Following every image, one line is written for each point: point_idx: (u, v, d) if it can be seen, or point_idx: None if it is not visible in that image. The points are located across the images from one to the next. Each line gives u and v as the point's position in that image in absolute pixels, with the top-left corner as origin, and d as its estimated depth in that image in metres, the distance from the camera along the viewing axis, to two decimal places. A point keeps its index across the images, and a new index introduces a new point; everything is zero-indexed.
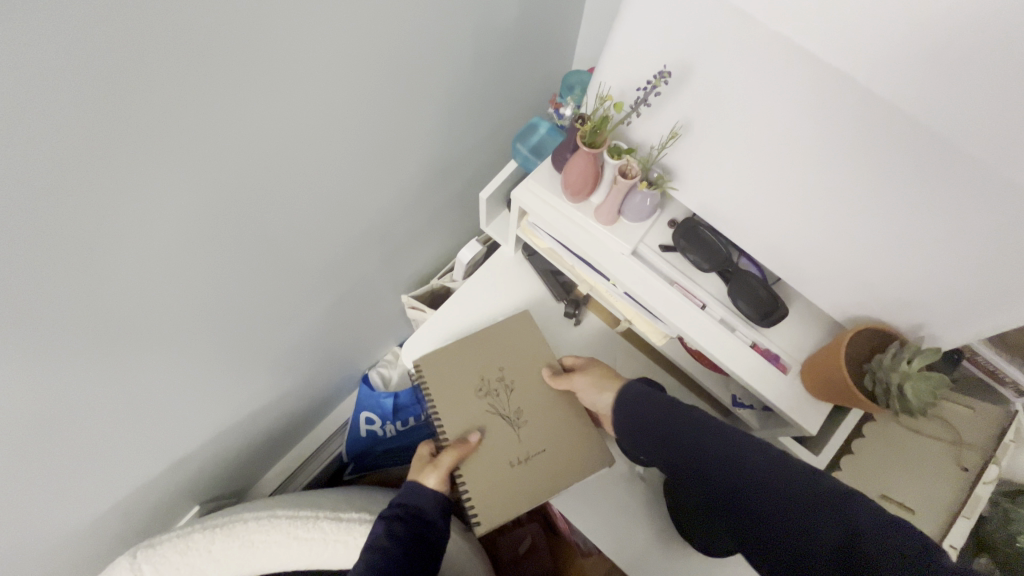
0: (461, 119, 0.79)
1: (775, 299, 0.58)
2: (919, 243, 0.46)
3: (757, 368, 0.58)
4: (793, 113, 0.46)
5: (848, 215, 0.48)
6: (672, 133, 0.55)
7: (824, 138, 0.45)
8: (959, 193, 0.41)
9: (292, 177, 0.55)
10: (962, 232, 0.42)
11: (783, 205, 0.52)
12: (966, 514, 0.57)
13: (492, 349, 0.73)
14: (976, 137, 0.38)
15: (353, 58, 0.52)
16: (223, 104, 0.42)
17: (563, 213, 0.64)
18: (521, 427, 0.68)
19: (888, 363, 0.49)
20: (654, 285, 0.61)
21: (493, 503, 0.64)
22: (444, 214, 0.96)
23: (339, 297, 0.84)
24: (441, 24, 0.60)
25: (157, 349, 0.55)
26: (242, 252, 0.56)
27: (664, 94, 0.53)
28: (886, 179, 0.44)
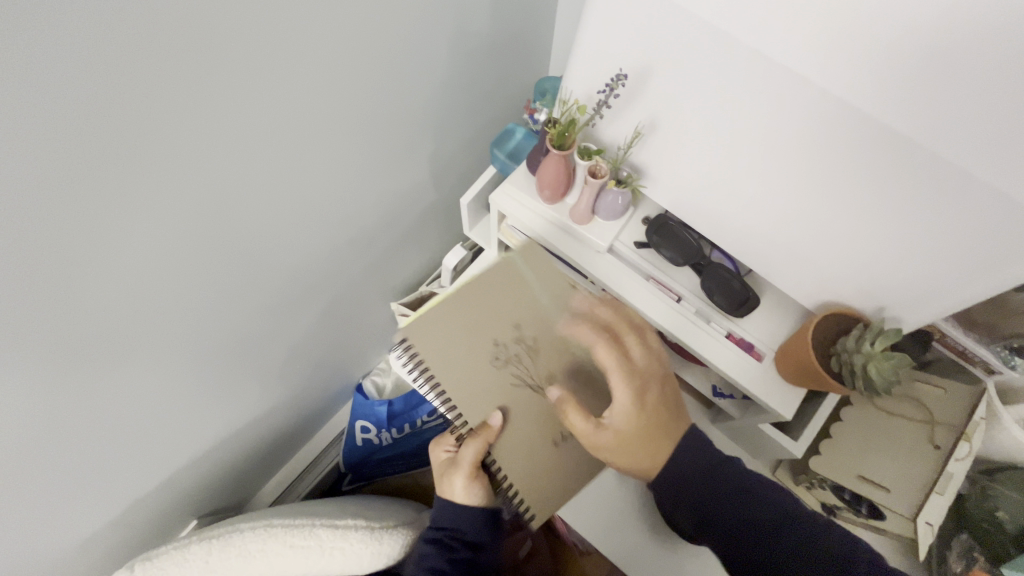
0: (439, 127, 0.80)
1: (748, 289, 0.59)
2: (875, 233, 0.47)
3: (730, 358, 0.60)
4: (773, 124, 0.46)
5: (809, 209, 0.50)
6: (636, 133, 0.57)
7: (805, 146, 0.46)
8: (910, 184, 0.42)
9: (274, 194, 0.57)
10: (944, 231, 0.43)
11: (769, 206, 0.53)
12: (939, 491, 0.60)
13: (501, 305, 0.54)
14: (962, 150, 0.38)
15: (328, 78, 0.54)
16: (203, 131, 0.44)
17: (540, 215, 0.65)
18: (562, 394, 0.54)
19: (852, 346, 0.50)
20: (631, 280, 0.63)
21: (542, 495, 0.54)
22: (429, 218, 0.98)
23: (328, 305, 0.87)
24: (414, 38, 0.61)
25: (151, 361, 0.58)
26: (227, 268, 0.59)
27: (625, 96, 0.55)
28: (841, 172, 0.45)
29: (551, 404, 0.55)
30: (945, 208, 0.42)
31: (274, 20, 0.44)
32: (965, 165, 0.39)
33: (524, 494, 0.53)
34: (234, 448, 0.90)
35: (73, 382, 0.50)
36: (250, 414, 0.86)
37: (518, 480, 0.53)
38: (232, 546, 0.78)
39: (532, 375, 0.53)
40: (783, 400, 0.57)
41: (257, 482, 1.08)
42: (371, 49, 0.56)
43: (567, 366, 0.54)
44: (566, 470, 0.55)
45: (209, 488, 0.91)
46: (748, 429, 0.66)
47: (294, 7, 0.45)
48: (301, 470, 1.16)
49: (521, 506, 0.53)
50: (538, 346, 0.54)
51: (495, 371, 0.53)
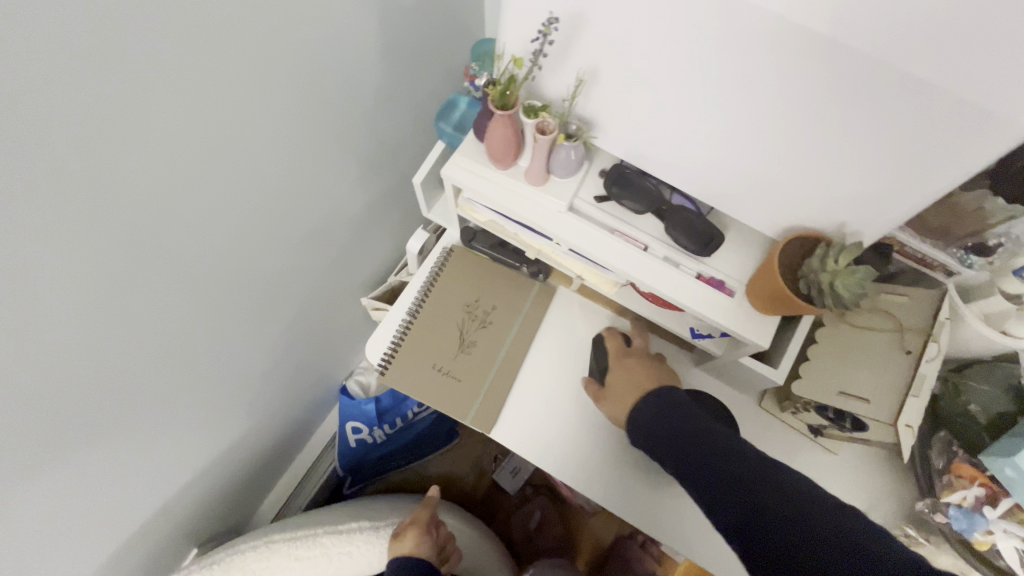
0: (380, 109, 0.76)
1: (711, 228, 0.60)
2: (851, 159, 0.47)
3: (704, 297, 0.60)
4: (735, 58, 0.44)
5: (786, 141, 0.49)
6: (578, 80, 0.55)
7: (767, 76, 0.44)
8: (879, 97, 0.41)
9: (218, 200, 0.54)
10: (913, 141, 0.42)
11: (735, 137, 0.51)
12: (916, 393, 0.57)
13: (492, 291, 0.76)
14: (921, 60, 0.37)
15: (256, 74, 0.50)
16: (125, 149, 0.41)
17: (498, 183, 0.63)
18: (466, 352, 0.72)
19: (818, 265, 0.50)
20: (595, 236, 0.61)
21: (400, 372, 0.71)
22: (385, 206, 0.94)
23: (295, 311, 0.83)
24: (339, 16, 0.57)
25: (119, 398, 0.55)
26: (185, 287, 0.55)
27: (558, 41, 0.52)
28: (817, 100, 0.44)
29: (457, 347, 0.73)
30: (915, 119, 0.40)
31: (186, 6, 0.39)
32: (963, 91, 0.37)
33: (392, 362, 0.72)
34: (223, 470, 0.87)
35: (41, 432, 0.47)
36: (235, 433, 0.84)
37: (401, 355, 0.72)
38: (234, 567, 0.76)
39: (467, 326, 0.74)
40: (761, 329, 0.58)
41: (253, 501, 1.06)
42: (298, 29, 0.52)
43: (488, 347, 0.73)
44: (425, 385, 0.71)
45: (205, 512, 0.89)
46: (730, 364, 0.66)
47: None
48: (299, 480, 1.17)
49: (392, 345, 0.72)
50: (483, 324, 0.74)
51: (459, 307, 0.75)
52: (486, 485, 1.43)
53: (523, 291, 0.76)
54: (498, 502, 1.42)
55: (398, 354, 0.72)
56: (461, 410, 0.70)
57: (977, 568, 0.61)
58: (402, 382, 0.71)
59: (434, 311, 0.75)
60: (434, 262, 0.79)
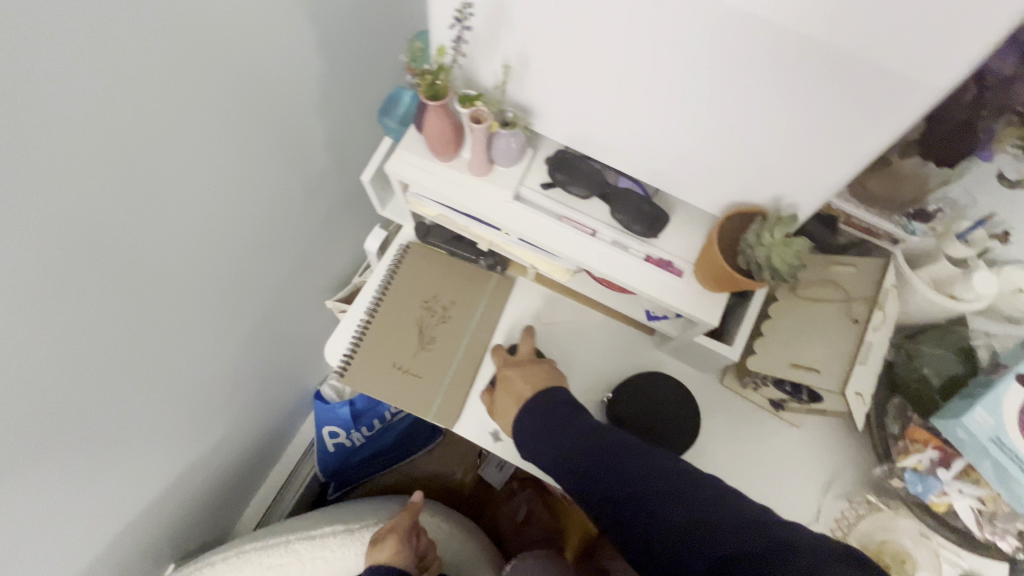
0: (327, 110, 0.75)
1: (657, 209, 0.60)
2: (785, 137, 0.46)
3: (653, 279, 0.60)
4: (665, 40, 0.44)
5: (723, 119, 0.48)
6: (504, 67, 0.54)
7: (699, 57, 0.43)
8: (809, 74, 0.40)
9: (157, 209, 0.52)
10: (847, 117, 0.42)
11: (674, 120, 0.51)
12: (861, 360, 0.56)
13: (450, 285, 0.75)
14: (844, 34, 0.36)
15: (181, 84, 0.48)
16: (42, 171, 0.40)
17: (443, 176, 0.62)
18: (425, 348, 0.72)
19: (754, 241, 0.50)
20: (543, 224, 0.61)
21: (360, 373, 0.70)
22: (343, 206, 0.93)
23: (258, 319, 0.82)
24: (270, 19, 0.56)
25: (72, 418, 0.53)
26: (133, 301, 0.54)
27: (476, 27, 0.51)
28: (748, 79, 0.43)
29: (416, 344, 0.72)
30: (845, 94, 0.40)
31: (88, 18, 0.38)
32: (889, 65, 0.36)
33: (352, 363, 0.71)
34: (195, 484, 0.86)
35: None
36: (205, 448, 0.83)
37: (360, 356, 0.71)
38: None
39: (426, 322, 0.73)
40: (710, 308, 0.58)
41: (233, 513, 1.06)
42: (225, 28, 0.51)
43: (447, 342, 0.72)
44: (385, 384, 0.70)
45: (180, 529, 0.88)
46: (687, 345, 0.67)
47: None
48: (279, 489, 1.16)
49: (351, 346, 0.71)
50: (443, 320, 0.74)
51: (417, 304, 0.74)
52: (472, 480, 1.43)
53: (482, 283, 0.76)
54: (485, 496, 1.42)
55: (357, 354, 0.71)
56: (423, 407, 0.69)
57: (934, 529, 0.63)
58: (362, 383, 0.70)
59: (392, 309, 0.74)
60: (391, 261, 0.78)
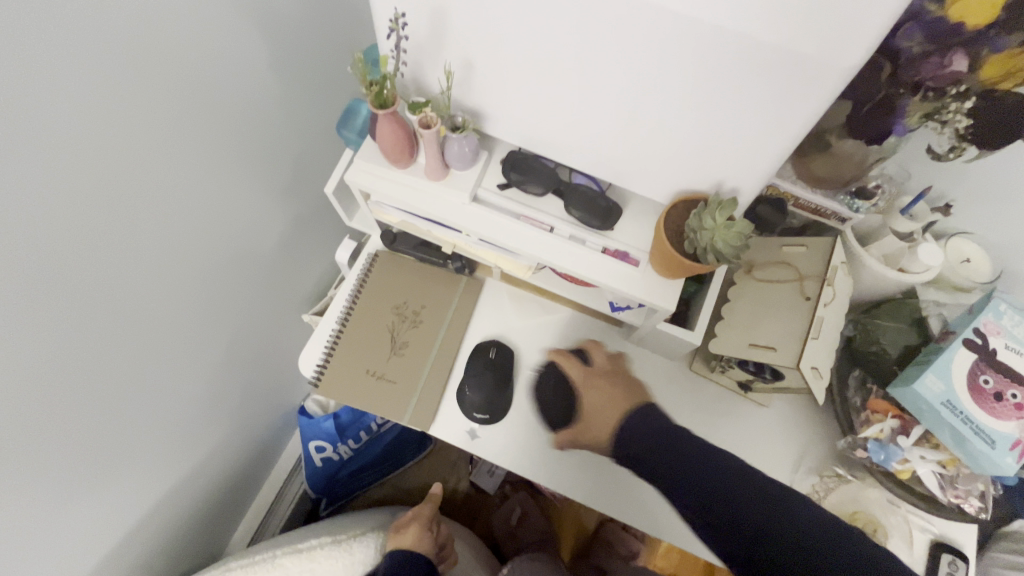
0: (287, 125, 0.76)
1: (609, 202, 0.61)
2: (723, 124, 0.48)
3: (611, 269, 0.62)
4: (609, 43, 0.45)
5: (669, 114, 0.50)
6: (446, 73, 0.55)
7: (640, 57, 0.45)
8: (743, 68, 0.42)
9: (127, 233, 0.53)
10: (783, 108, 0.44)
11: (623, 118, 0.52)
12: (814, 334, 0.58)
13: (420, 290, 0.77)
14: (772, 28, 0.38)
15: (140, 111, 0.50)
16: (8, 204, 0.41)
17: (401, 183, 0.63)
18: (398, 353, 0.73)
19: (699, 225, 0.52)
20: (501, 223, 0.63)
21: (334, 381, 0.71)
22: (310, 220, 0.94)
23: (234, 338, 0.82)
24: (223, 42, 0.57)
25: (53, 446, 0.53)
26: (107, 324, 0.54)
27: (412, 36, 0.53)
28: (688, 76, 0.45)
29: (389, 349, 0.73)
30: (779, 86, 0.42)
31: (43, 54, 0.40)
32: (817, 55, 0.38)
33: (326, 372, 0.72)
34: (182, 506, 0.85)
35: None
36: (190, 469, 0.83)
37: (334, 365, 0.72)
38: None
39: (397, 327, 0.74)
40: (667, 294, 0.60)
41: (223, 534, 1.05)
42: (181, 52, 0.52)
43: (419, 345, 0.74)
44: (360, 390, 0.71)
45: (170, 553, 0.88)
46: (652, 332, 0.68)
47: (62, 17, 0.40)
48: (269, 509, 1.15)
49: (324, 356, 0.72)
50: (413, 324, 0.75)
51: (388, 310, 0.75)
52: (465, 487, 1.43)
53: (451, 287, 0.77)
54: (480, 502, 1.42)
55: (331, 364, 0.72)
56: (398, 410, 0.70)
57: (902, 495, 0.65)
58: (337, 392, 0.71)
59: (363, 317, 0.75)
60: (362, 270, 0.79)
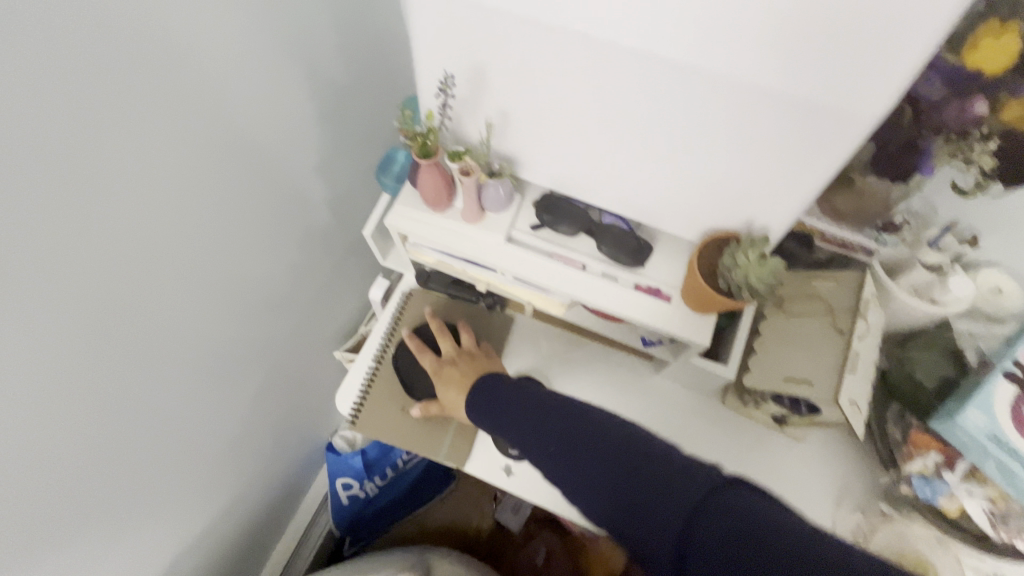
0: (325, 172, 0.80)
1: (640, 241, 0.64)
2: (752, 166, 0.50)
3: (643, 306, 0.63)
4: (642, 95, 0.48)
5: (699, 158, 0.52)
6: (487, 127, 0.59)
7: (673, 107, 0.48)
8: (772, 116, 0.44)
9: (173, 279, 0.56)
10: (811, 151, 0.45)
11: (654, 161, 0.55)
12: (850, 368, 0.58)
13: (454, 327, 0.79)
14: (800, 81, 0.40)
15: (193, 166, 0.54)
16: (65, 256, 0.44)
17: (438, 225, 0.66)
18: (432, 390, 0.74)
19: (731, 262, 0.54)
20: (535, 262, 0.65)
21: (371, 417, 0.73)
22: (345, 260, 0.97)
23: (268, 374, 0.85)
24: (272, 101, 0.62)
25: (97, 480, 0.56)
26: (156, 364, 0.58)
27: (459, 96, 0.58)
28: (719, 124, 0.47)
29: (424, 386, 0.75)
30: (808, 131, 0.44)
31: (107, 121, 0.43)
32: (844, 104, 0.40)
33: (362, 408, 0.73)
34: (211, 546, 0.86)
35: (17, 522, 0.48)
36: (221, 508, 0.84)
37: (370, 402, 0.74)
38: None
39: None
40: (698, 329, 0.62)
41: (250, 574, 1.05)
42: (233, 112, 0.56)
43: None
44: (395, 427, 0.72)
45: None
46: (684, 367, 0.69)
47: (130, 87, 0.44)
48: (294, 546, 1.15)
49: (360, 392, 0.74)
50: None
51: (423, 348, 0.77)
52: (489, 526, 1.40)
53: (484, 325, 0.79)
54: (506, 539, 1.40)
55: (367, 400, 0.74)
56: (433, 447, 0.71)
57: (949, 534, 0.63)
58: (373, 428, 0.72)
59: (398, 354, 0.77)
60: (397, 308, 0.82)
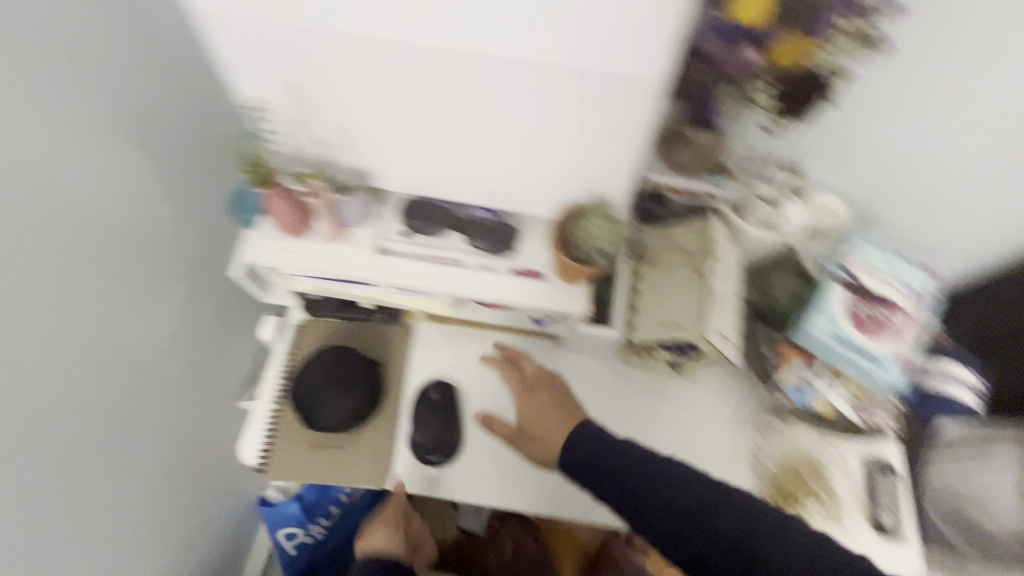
0: (189, 221, 0.74)
1: (506, 226, 0.65)
2: (581, 138, 0.53)
3: (522, 288, 0.65)
4: (465, 85, 0.49)
5: (532, 137, 0.54)
6: (318, 140, 0.58)
7: (495, 92, 0.49)
8: (582, 88, 0.47)
9: (27, 379, 0.51)
10: (625, 115, 0.49)
11: (494, 148, 0.56)
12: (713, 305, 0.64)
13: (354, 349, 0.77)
14: (596, 51, 0.43)
15: (21, 253, 0.48)
16: None
17: (302, 250, 0.64)
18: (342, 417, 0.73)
19: (586, 228, 0.60)
20: (410, 268, 0.65)
21: (283, 460, 0.70)
22: (234, 306, 0.91)
23: (173, 445, 0.79)
24: (102, 160, 0.56)
25: None
26: (32, 465, 0.52)
27: (276, 112, 0.56)
28: (539, 102, 0.49)
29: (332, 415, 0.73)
30: (617, 97, 0.47)
31: None
32: (638, 68, 0.44)
33: (271, 453, 0.70)
34: None
35: None
36: None
37: (279, 445, 0.71)
38: None
39: None
40: (576, 299, 0.65)
41: None
42: (56, 183, 0.51)
43: None
44: (310, 464, 0.70)
45: None
46: (580, 338, 0.72)
47: None
48: None
49: (266, 436, 0.71)
50: None
51: None
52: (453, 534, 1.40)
53: (384, 340, 0.77)
54: (472, 545, 1.39)
55: (275, 443, 0.71)
56: (352, 474, 0.69)
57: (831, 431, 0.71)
58: (288, 470, 0.70)
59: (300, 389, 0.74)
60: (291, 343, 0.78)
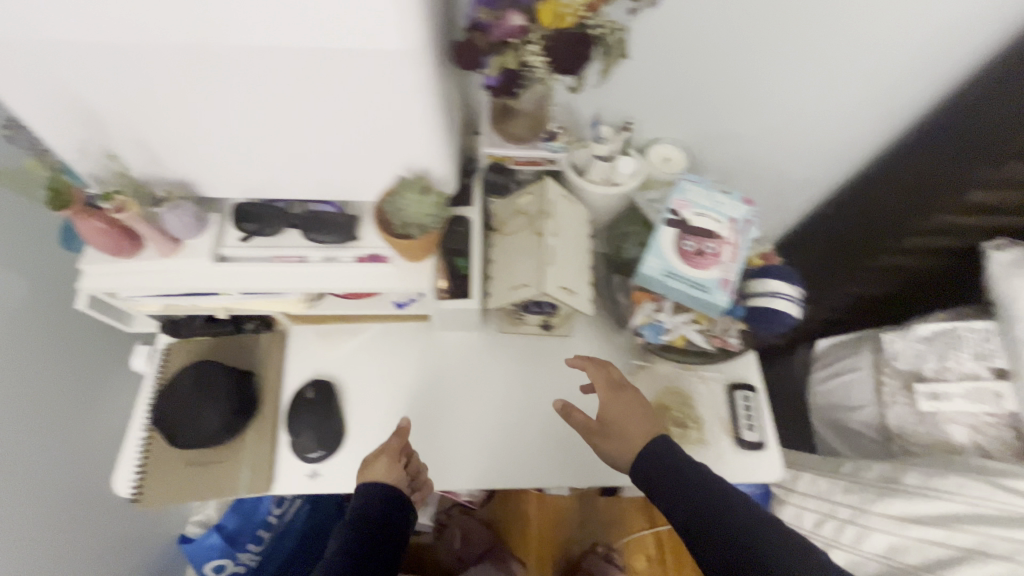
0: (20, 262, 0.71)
1: (342, 215, 0.66)
2: (367, 121, 0.53)
3: (369, 272, 0.67)
4: (227, 86, 0.48)
5: (322, 127, 0.54)
6: (108, 155, 0.56)
7: (260, 89, 0.49)
8: (339, 73, 0.47)
9: None
10: (394, 94, 0.50)
11: (292, 143, 0.56)
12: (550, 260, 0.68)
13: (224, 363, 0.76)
14: (330, 36, 0.43)
15: None
16: None
17: (136, 270, 0.64)
18: None
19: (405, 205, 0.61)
20: (255, 270, 0.66)
21: (156, 485, 0.69)
22: (106, 342, 0.89)
23: (47, 494, 0.76)
24: None
25: None
26: None
27: (49, 135, 0.54)
28: (307, 92, 0.49)
29: None
30: (376, 77, 0.47)
31: None
32: (379, 46, 0.44)
33: (143, 481, 0.69)
34: None
35: None
36: None
37: (150, 471, 0.69)
38: None
39: None
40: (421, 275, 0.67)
41: None
42: None
43: None
44: (185, 484, 0.69)
45: None
46: (441, 313, 0.74)
47: None
48: None
49: (136, 465, 0.69)
50: None
51: None
52: None
53: (253, 349, 0.77)
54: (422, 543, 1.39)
55: (146, 470, 0.69)
56: (230, 485, 0.69)
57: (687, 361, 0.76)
58: (162, 494, 0.69)
59: None
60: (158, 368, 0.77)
